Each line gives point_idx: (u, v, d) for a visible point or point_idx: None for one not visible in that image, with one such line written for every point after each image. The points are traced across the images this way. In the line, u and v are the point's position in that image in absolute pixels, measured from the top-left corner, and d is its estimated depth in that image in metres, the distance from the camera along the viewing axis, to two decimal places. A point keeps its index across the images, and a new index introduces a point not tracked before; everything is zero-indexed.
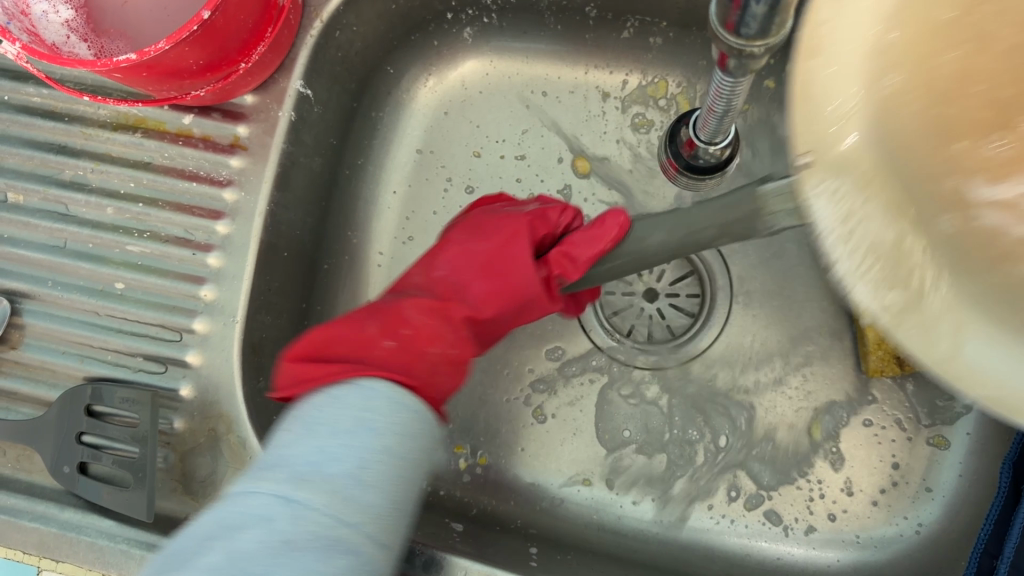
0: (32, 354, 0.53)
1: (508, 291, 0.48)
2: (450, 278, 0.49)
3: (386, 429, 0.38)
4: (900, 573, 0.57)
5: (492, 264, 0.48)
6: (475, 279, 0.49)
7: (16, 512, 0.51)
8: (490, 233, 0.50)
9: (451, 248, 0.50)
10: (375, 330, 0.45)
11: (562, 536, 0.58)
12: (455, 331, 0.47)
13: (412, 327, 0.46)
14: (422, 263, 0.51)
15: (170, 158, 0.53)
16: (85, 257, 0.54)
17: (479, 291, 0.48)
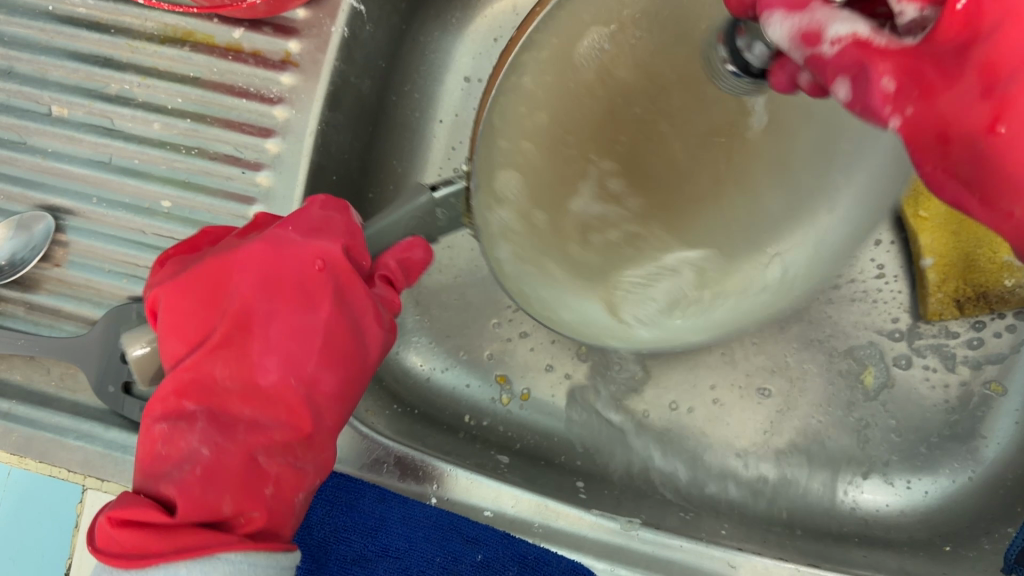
0: (77, 273, 0.52)
1: (355, 372, 0.44)
2: (289, 381, 0.41)
3: None
4: (950, 518, 0.55)
5: (331, 345, 0.42)
6: (320, 369, 0.42)
7: (62, 430, 0.51)
8: (311, 299, 0.42)
9: (266, 325, 0.42)
10: (235, 504, 0.39)
11: (605, 471, 0.57)
12: (316, 450, 0.43)
13: (273, 480, 0.40)
14: (224, 358, 0.41)
15: (219, 74, 0.52)
16: (130, 174, 0.52)
17: (330, 384, 0.42)
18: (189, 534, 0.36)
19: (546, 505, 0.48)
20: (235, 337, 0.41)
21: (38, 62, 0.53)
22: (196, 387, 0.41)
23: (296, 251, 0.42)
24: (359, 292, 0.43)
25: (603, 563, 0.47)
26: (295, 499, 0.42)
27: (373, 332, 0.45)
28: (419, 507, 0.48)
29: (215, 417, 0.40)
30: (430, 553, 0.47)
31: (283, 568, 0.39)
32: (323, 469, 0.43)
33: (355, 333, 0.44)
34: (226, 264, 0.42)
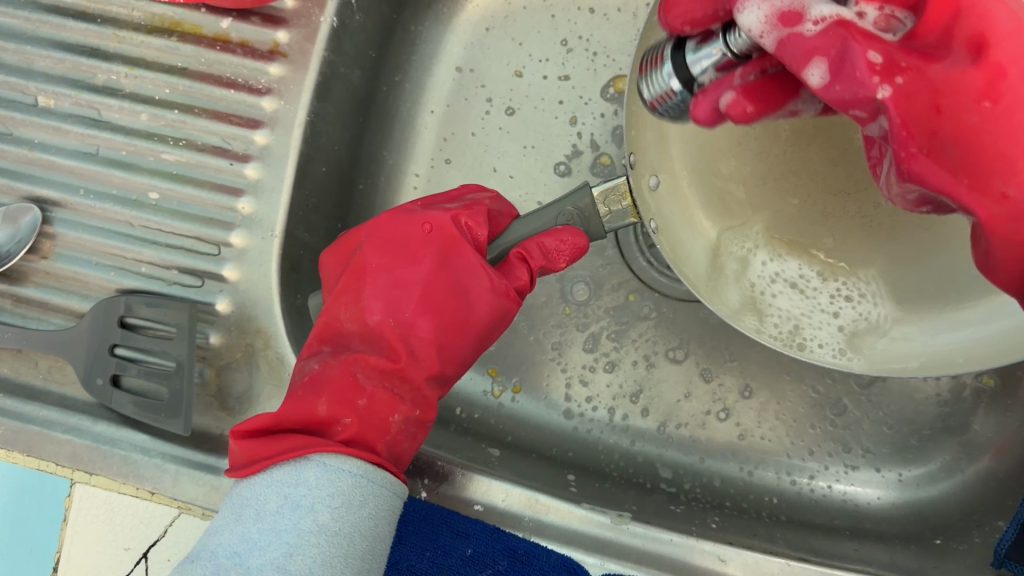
0: (63, 265, 0.52)
1: (455, 323, 0.48)
2: (388, 319, 0.48)
3: (320, 503, 0.38)
4: (940, 510, 0.55)
5: (431, 296, 0.48)
6: (416, 315, 0.48)
7: (49, 424, 0.50)
8: (417, 254, 0.49)
9: (377, 274, 0.49)
10: (331, 409, 0.43)
11: (599, 462, 0.58)
12: (412, 381, 0.47)
13: (367, 395, 0.44)
14: (344, 303, 0.48)
15: (207, 64, 0.51)
16: (118, 166, 0.52)
17: (426, 328, 0.47)
18: (291, 437, 0.41)
19: (537, 499, 0.48)
20: (354, 285, 0.49)
21: (24, 52, 0.52)
22: (325, 332, 0.48)
23: (411, 218, 0.50)
24: (464, 254, 0.48)
25: (594, 557, 0.46)
26: (390, 419, 0.45)
27: (478, 294, 0.48)
28: (410, 502, 0.48)
29: (336, 350, 0.48)
30: (420, 547, 0.47)
31: (391, 494, 0.41)
32: (421, 406, 0.47)
33: (458, 292, 0.48)
34: (358, 233, 0.51)
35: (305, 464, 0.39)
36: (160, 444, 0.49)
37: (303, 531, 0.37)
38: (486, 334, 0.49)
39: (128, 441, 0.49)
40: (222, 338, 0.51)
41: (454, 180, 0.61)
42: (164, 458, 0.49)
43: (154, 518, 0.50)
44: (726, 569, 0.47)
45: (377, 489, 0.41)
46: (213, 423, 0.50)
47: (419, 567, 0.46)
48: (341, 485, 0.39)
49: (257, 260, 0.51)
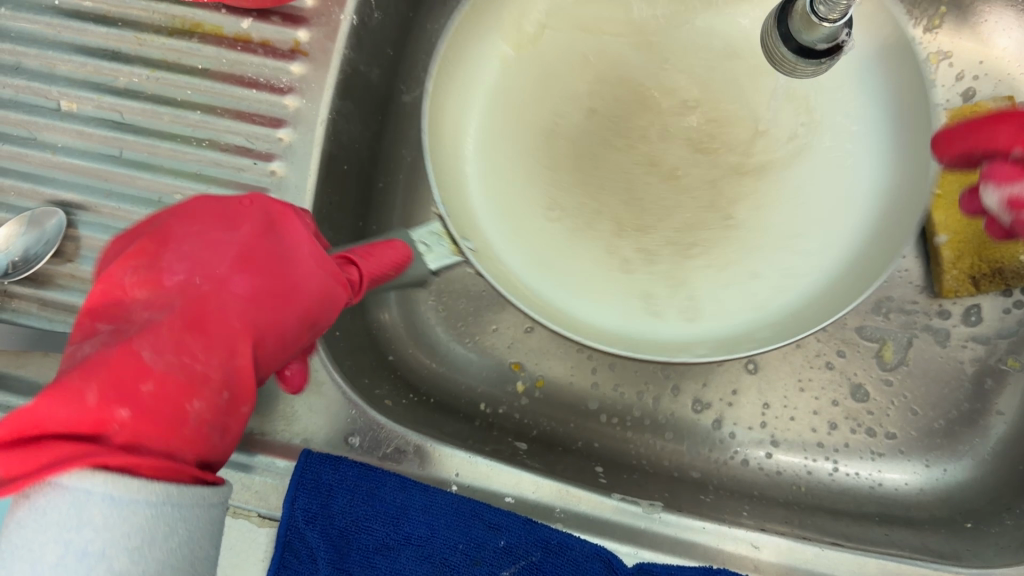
0: (89, 268, 0.52)
1: (280, 288, 0.43)
2: (194, 279, 0.40)
3: (108, 546, 0.32)
4: (970, 494, 0.55)
5: (251, 256, 0.42)
6: (234, 273, 0.41)
7: None
8: (236, 222, 0.44)
9: (184, 238, 0.42)
10: (103, 397, 0.35)
11: (625, 453, 0.58)
12: (224, 352, 0.39)
13: (156, 376, 0.36)
14: (136, 268, 0.40)
15: (228, 64, 0.52)
16: (141, 167, 0.52)
17: (243, 286, 0.41)
18: (56, 445, 0.33)
19: (567, 491, 0.48)
20: (150, 250, 0.41)
21: (46, 57, 0.53)
22: (107, 308, 0.40)
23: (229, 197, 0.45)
24: (292, 225, 0.45)
25: (627, 547, 0.46)
26: (189, 406, 0.37)
27: (303, 260, 0.44)
28: (442, 495, 0.48)
29: (118, 330, 0.39)
30: (452, 540, 0.47)
31: (210, 506, 0.37)
32: (235, 387, 0.40)
33: (282, 259, 0.43)
34: (158, 215, 0.45)
35: (82, 497, 0.32)
36: None
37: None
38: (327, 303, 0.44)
39: None
40: None
41: None
42: None
43: None
44: (759, 555, 0.46)
45: (186, 512, 0.35)
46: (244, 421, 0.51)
47: (453, 560, 0.46)
48: (135, 520, 0.33)
49: None
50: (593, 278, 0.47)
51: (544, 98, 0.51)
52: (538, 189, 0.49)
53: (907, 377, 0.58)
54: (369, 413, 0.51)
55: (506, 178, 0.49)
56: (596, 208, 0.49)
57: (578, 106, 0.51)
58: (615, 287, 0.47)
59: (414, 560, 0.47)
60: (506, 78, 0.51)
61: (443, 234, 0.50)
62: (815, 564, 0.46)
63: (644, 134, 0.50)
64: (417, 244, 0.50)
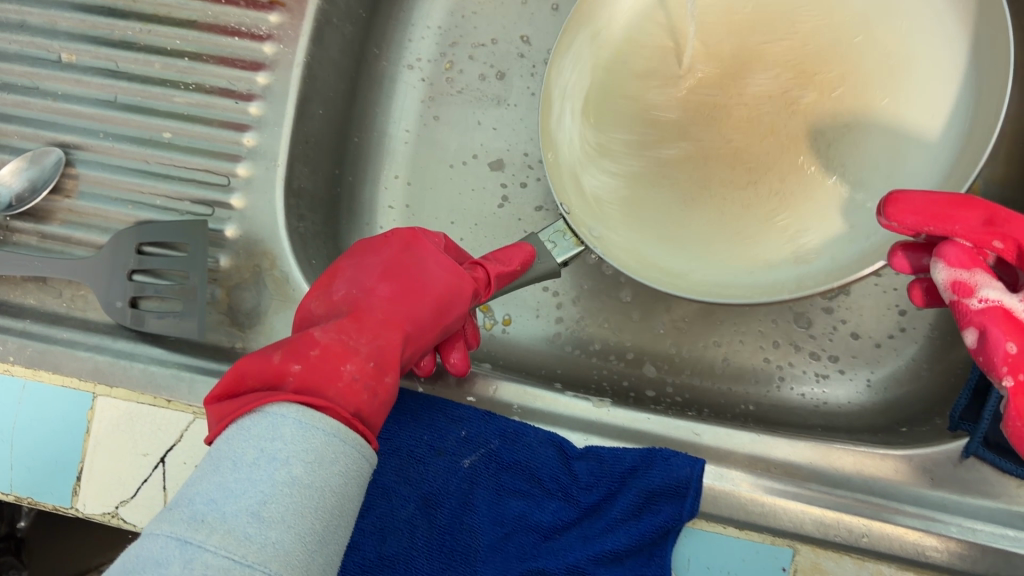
0: (85, 202, 0.57)
1: (414, 288, 0.48)
2: (353, 295, 0.47)
3: (292, 457, 0.34)
4: (907, 406, 0.59)
5: (392, 271, 0.49)
6: (378, 283, 0.48)
7: (74, 344, 0.55)
8: (381, 248, 0.50)
9: (348, 269, 0.49)
10: (283, 359, 0.40)
11: (584, 376, 0.62)
12: (370, 333, 0.44)
13: (320, 347, 0.42)
14: (315, 296, 0.48)
15: (213, 16, 0.57)
16: (134, 110, 0.57)
17: (385, 292, 0.47)
18: (250, 392, 0.38)
19: (525, 390, 0.52)
20: (323, 282, 0.49)
21: (49, 15, 0.58)
22: (299, 329, 0.48)
23: (372, 234, 0.53)
24: (425, 244, 0.51)
25: (578, 434, 0.50)
26: (343, 368, 0.41)
27: (433, 269, 0.49)
28: (409, 394, 0.52)
29: None
30: (417, 433, 0.51)
31: (363, 459, 0.37)
32: (382, 362, 0.43)
33: (417, 267, 0.49)
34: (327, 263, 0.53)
35: (279, 419, 0.35)
36: (174, 356, 0.55)
37: (277, 483, 0.33)
38: (450, 302, 0.49)
39: (145, 355, 0.55)
40: (231, 260, 0.56)
41: (442, 133, 0.66)
42: (179, 367, 0.54)
43: (171, 425, 0.53)
44: (699, 441, 0.50)
45: (347, 451, 0.36)
46: (226, 338, 0.55)
47: (419, 452, 0.50)
48: (314, 440, 0.35)
49: (261, 188, 0.56)
50: (642, 233, 0.52)
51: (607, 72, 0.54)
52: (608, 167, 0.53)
53: (846, 305, 0.62)
54: None
55: (590, 141, 0.54)
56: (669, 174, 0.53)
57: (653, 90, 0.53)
58: (724, 246, 0.50)
59: (385, 453, 0.50)
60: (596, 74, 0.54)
61: (568, 231, 0.53)
62: (751, 448, 0.50)
63: (837, 85, 0.49)
64: (546, 243, 0.53)
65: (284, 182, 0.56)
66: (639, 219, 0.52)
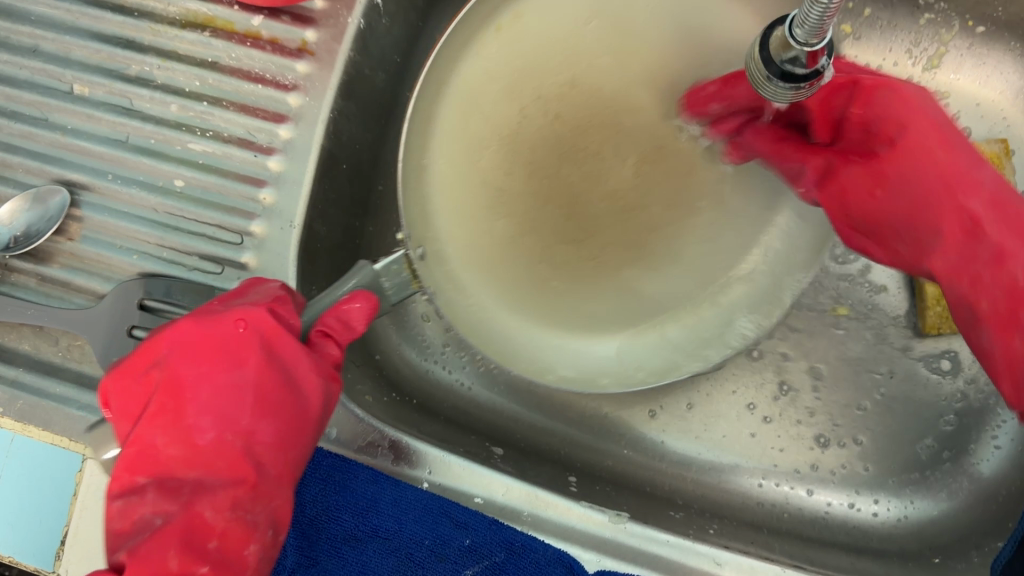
0: (88, 247, 0.54)
1: (294, 422, 0.44)
2: (224, 441, 0.42)
3: None
4: (940, 529, 0.56)
5: (266, 399, 0.43)
6: (255, 422, 0.43)
7: (65, 399, 0.52)
8: (235, 355, 0.43)
9: (197, 387, 0.42)
10: (181, 563, 0.38)
11: (599, 461, 0.58)
12: (265, 498, 0.42)
13: (217, 534, 0.40)
14: (163, 429, 0.41)
15: (237, 59, 0.53)
16: (146, 153, 0.53)
17: (266, 435, 0.43)
18: None
19: (536, 495, 0.49)
20: (171, 406, 0.42)
21: (62, 42, 0.54)
22: (139, 462, 0.41)
23: (219, 317, 0.44)
24: (287, 340, 0.44)
25: (591, 553, 0.47)
26: (246, 553, 0.40)
27: (307, 380, 0.45)
28: (412, 490, 0.49)
29: (162, 484, 0.40)
30: (419, 535, 0.48)
31: None
32: (277, 523, 0.42)
33: (288, 387, 0.44)
34: (153, 342, 0.44)
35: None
36: None
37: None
38: (321, 421, 0.46)
39: None
40: None
41: None
42: None
43: None
44: (720, 572, 0.47)
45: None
46: None
47: (419, 556, 0.47)
48: None
49: (275, 249, 0.52)
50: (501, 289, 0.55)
51: (515, 95, 0.54)
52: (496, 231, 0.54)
53: (884, 409, 0.59)
54: (350, 405, 0.51)
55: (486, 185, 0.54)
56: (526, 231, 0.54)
57: (535, 129, 0.54)
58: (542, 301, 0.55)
59: (381, 553, 0.47)
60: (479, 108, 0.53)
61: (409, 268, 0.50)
62: None
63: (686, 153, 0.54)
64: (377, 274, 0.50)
65: (298, 244, 0.52)
66: (501, 269, 0.55)
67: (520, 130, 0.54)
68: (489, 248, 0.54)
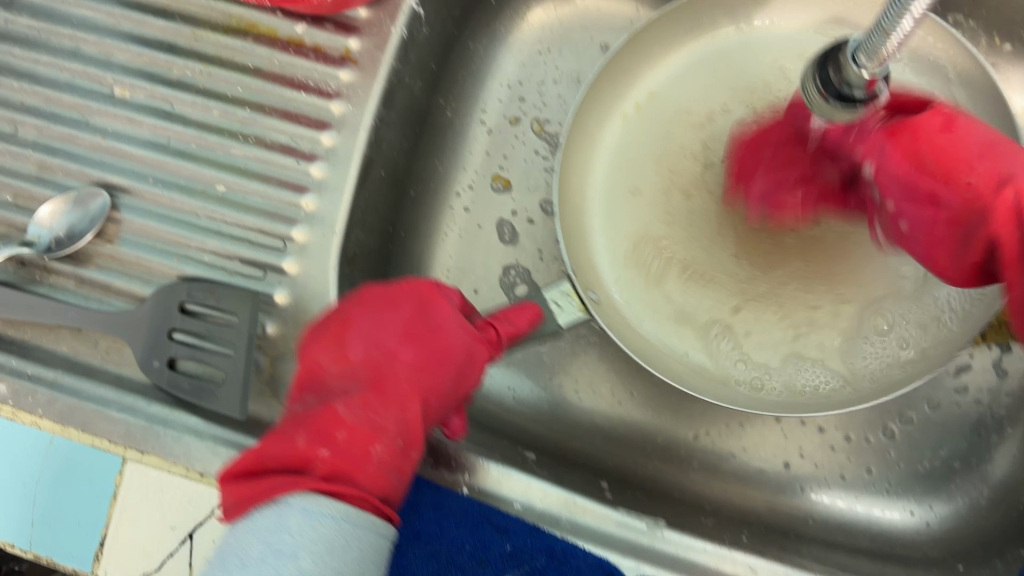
0: (128, 250, 0.54)
1: (437, 352, 0.50)
2: (372, 353, 0.49)
3: (295, 549, 0.36)
4: (962, 538, 0.57)
5: (413, 330, 0.50)
6: (401, 345, 0.50)
7: (106, 402, 0.52)
8: (396, 301, 0.51)
9: (358, 319, 0.49)
10: (308, 443, 0.41)
11: (629, 468, 0.59)
12: (398, 407, 0.46)
13: (346, 426, 0.43)
14: (326, 350, 0.47)
15: (280, 66, 0.54)
16: (187, 158, 0.54)
17: (409, 355, 0.49)
18: (273, 477, 0.40)
19: (572, 500, 0.50)
20: (336, 334, 0.48)
21: (104, 45, 0.55)
22: (307, 379, 0.47)
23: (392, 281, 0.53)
24: (441, 303, 0.52)
25: (629, 559, 0.48)
26: (372, 449, 0.43)
27: (448, 329, 0.51)
28: (452, 495, 0.50)
29: (319, 393, 0.46)
30: (460, 540, 0.48)
31: (378, 536, 0.40)
32: (405, 435, 0.45)
33: (435, 329, 0.51)
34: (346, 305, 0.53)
35: (286, 509, 0.38)
36: (212, 427, 0.52)
37: None
38: (465, 367, 0.51)
39: (180, 424, 0.52)
40: (277, 328, 0.53)
41: (499, 195, 0.63)
42: (216, 441, 0.51)
43: (203, 501, 0.51)
44: None
45: (361, 531, 0.39)
46: (266, 411, 0.52)
47: (459, 560, 0.48)
48: (319, 528, 0.37)
49: (316, 255, 0.53)
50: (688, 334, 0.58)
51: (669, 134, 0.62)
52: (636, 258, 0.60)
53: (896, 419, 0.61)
54: None
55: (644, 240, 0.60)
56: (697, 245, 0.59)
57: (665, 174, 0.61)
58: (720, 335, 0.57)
59: (421, 557, 0.48)
60: (625, 136, 0.62)
61: (573, 294, 0.54)
62: None
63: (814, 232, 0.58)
64: (550, 304, 0.54)
65: (339, 252, 0.53)
66: (677, 316, 0.58)
67: (669, 163, 0.61)
68: (669, 281, 0.59)
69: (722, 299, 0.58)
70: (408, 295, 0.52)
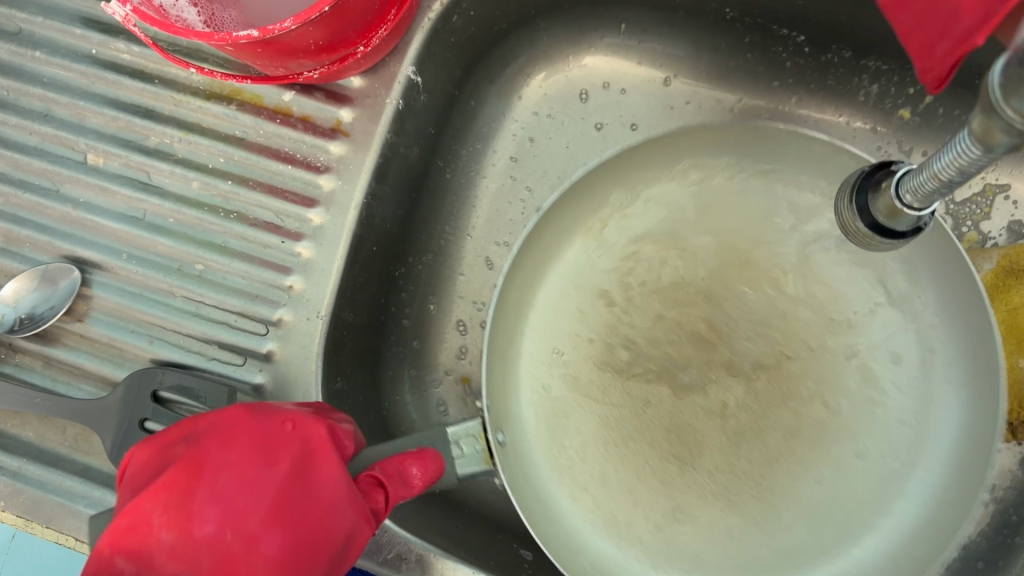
0: (99, 330, 0.50)
1: (310, 537, 0.38)
2: (222, 534, 0.36)
3: None
4: None
5: (284, 507, 0.38)
6: (263, 526, 0.37)
7: (72, 495, 0.49)
8: (273, 454, 0.39)
9: (218, 475, 0.38)
10: None
11: None
12: None
13: None
14: (164, 500, 0.36)
15: (266, 136, 0.50)
16: (163, 232, 0.50)
17: (273, 542, 0.36)
18: None
19: None
20: (183, 481, 0.37)
21: (77, 107, 0.51)
22: (129, 543, 0.35)
23: (270, 415, 0.41)
24: (328, 459, 0.40)
25: None
26: None
27: (330, 494, 0.39)
28: None
29: None
30: None
31: None
32: None
33: (313, 496, 0.39)
34: (190, 420, 0.41)
35: None
36: None
37: None
38: (333, 560, 0.38)
39: None
40: None
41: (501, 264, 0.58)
42: None
43: None
44: None
45: None
46: None
47: None
48: None
49: (300, 340, 0.49)
50: (609, 506, 0.44)
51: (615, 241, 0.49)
52: (585, 411, 0.47)
53: None
54: None
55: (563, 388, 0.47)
56: (648, 391, 0.47)
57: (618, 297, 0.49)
58: (648, 493, 0.44)
59: None
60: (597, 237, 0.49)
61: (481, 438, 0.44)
62: None
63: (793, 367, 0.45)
64: (451, 446, 0.43)
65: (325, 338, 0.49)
66: (570, 455, 0.46)
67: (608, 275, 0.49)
68: (601, 429, 0.46)
69: (654, 439, 0.45)
70: (289, 443, 0.40)
